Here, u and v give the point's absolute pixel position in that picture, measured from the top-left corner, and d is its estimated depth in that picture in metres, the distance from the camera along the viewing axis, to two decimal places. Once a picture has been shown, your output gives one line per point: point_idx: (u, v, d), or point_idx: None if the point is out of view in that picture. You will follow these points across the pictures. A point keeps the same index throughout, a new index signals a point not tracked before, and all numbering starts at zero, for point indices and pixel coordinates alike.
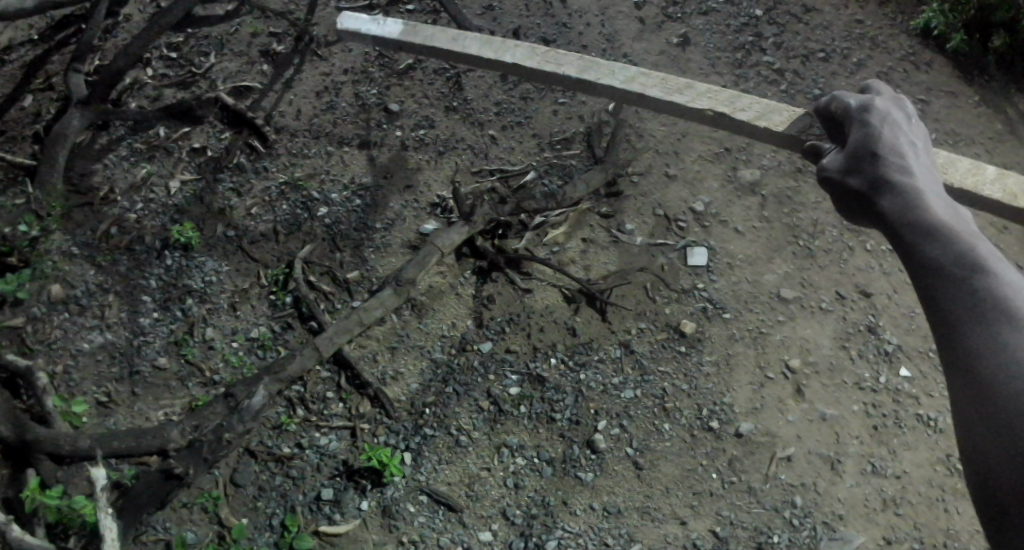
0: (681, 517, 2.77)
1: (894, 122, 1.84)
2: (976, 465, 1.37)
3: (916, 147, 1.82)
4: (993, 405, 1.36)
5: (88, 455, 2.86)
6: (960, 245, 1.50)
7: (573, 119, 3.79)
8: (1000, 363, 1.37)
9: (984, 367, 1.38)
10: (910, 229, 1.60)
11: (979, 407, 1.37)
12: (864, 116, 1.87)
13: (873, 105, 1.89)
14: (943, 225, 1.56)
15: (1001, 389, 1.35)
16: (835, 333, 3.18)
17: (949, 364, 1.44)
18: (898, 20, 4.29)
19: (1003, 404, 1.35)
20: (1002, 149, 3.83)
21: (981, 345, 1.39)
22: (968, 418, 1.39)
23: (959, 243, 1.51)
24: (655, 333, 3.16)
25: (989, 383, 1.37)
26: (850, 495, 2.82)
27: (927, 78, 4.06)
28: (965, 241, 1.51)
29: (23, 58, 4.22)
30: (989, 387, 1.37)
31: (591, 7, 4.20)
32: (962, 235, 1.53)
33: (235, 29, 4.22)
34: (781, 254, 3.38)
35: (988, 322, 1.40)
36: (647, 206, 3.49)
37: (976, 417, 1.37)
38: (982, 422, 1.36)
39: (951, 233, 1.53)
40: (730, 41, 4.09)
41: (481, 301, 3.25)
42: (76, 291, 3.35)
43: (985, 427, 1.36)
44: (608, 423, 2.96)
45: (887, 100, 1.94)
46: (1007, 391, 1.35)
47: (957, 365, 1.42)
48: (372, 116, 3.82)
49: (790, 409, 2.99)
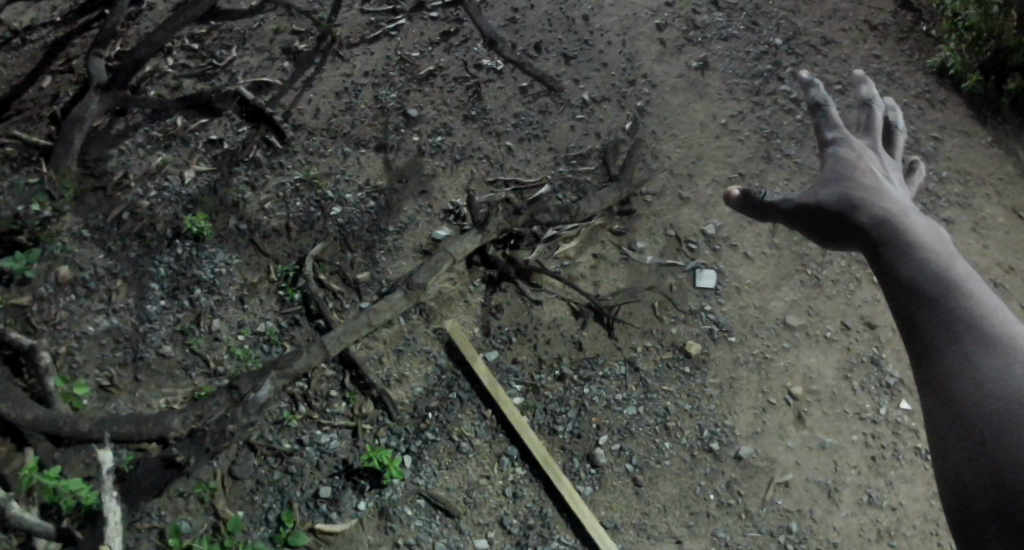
0: (676, 535, 2.78)
1: (866, 197, 1.81)
2: (955, 500, 1.39)
3: (877, 152, 1.98)
4: (974, 433, 1.39)
5: (87, 438, 2.85)
6: (939, 268, 1.62)
7: (590, 135, 3.82)
8: (978, 388, 1.42)
9: (961, 392, 1.44)
10: (946, 315, 1.54)
11: (959, 438, 1.41)
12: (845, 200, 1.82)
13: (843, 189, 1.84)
14: (964, 296, 1.55)
15: (977, 417, 1.40)
16: (838, 364, 3.21)
17: (932, 389, 1.49)
18: (915, 57, 4.34)
19: (984, 431, 1.38)
20: (1012, 190, 3.87)
21: (957, 372, 1.46)
22: (947, 446, 1.43)
23: (942, 267, 1.62)
24: (660, 352, 3.19)
25: (965, 409, 1.42)
26: (845, 523, 2.84)
27: (941, 116, 4.11)
28: (944, 263, 1.63)
29: (45, 39, 4.25)
30: (965, 414, 1.41)
31: (613, 26, 4.25)
32: (937, 253, 1.66)
33: (259, 25, 4.26)
34: (789, 282, 3.41)
35: (968, 348, 1.48)
36: (659, 226, 3.53)
37: (957, 447, 1.41)
38: (962, 453, 1.40)
39: (935, 259, 1.64)
40: (749, 68, 4.14)
41: (490, 309, 3.28)
42: (84, 274, 3.36)
43: (966, 458, 1.39)
44: (609, 439, 2.98)
45: (848, 172, 1.88)
46: (988, 419, 1.39)
47: (935, 391, 1.49)
48: (391, 119, 3.84)
49: (790, 436, 3.01)
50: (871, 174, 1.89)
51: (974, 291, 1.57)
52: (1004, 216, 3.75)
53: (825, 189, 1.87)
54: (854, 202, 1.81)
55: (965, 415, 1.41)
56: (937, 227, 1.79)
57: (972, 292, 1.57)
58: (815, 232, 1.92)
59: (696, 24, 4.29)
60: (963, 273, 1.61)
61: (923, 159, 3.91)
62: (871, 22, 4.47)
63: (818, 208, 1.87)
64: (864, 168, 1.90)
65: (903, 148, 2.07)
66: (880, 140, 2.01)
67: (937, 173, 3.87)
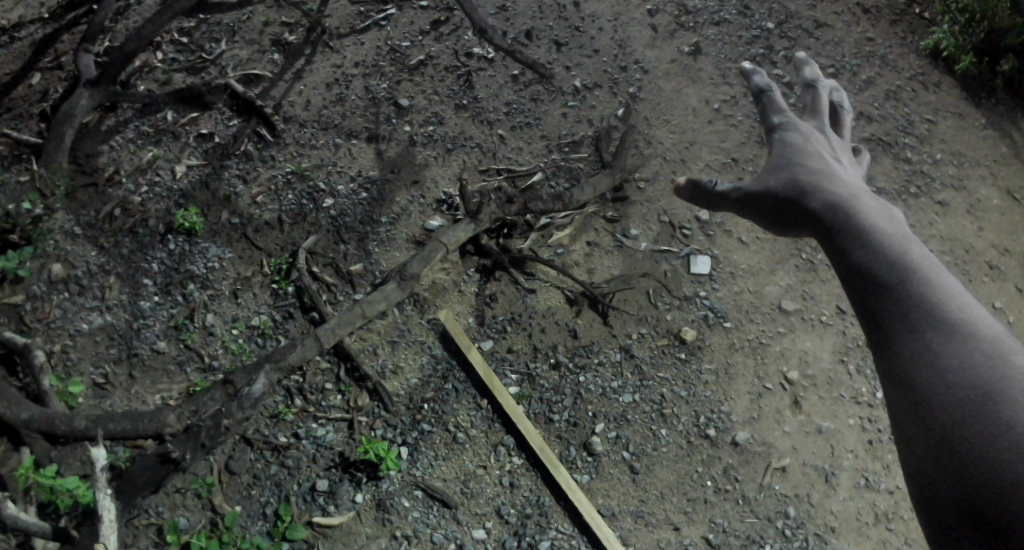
0: (674, 522, 2.79)
1: (817, 182, 1.90)
2: (921, 491, 1.44)
3: (825, 134, 2.08)
4: (932, 423, 1.44)
5: (82, 435, 2.84)
6: (891, 251, 1.68)
7: (582, 122, 3.80)
8: (940, 378, 1.46)
9: (923, 383, 1.48)
10: (898, 296, 1.59)
11: (924, 430, 1.45)
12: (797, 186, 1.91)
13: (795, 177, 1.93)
14: (916, 277, 1.61)
15: (941, 408, 1.44)
16: (834, 347, 3.20)
17: (891, 376, 1.54)
18: (908, 39, 4.32)
19: (950, 425, 1.42)
20: (1006, 171, 3.85)
21: (915, 358, 1.51)
22: (913, 438, 1.46)
23: (893, 249, 1.68)
24: (655, 339, 3.18)
25: (928, 401, 1.46)
26: (843, 507, 2.84)
27: (935, 98, 4.09)
28: (896, 245, 1.69)
29: (32, 36, 4.22)
30: (929, 406, 1.45)
31: (604, 12, 4.22)
32: (889, 236, 1.72)
33: (248, 17, 4.23)
34: (784, 266, 3.39)
35: (926, 335, 1.52)
36: (652, 213, 3.51)
37: (920, 441, 1.45)
38: (926, 446, 1.44)
39: (883, 238, 1.72)
40: (742, 52, 4.12)
41: (484, 299, 3.26)
42: (76, 271, 3.35)
43: (930, 450, 1.43)
44: (606, 426, 2.97)
45: (798, 157, 1.98)
46: (951, 410, 1.43)
47: (897, 380, 1.53)
48: (382, 110, 3.82)
49: (787, 420, 3.01)
50: (821, 159, 1.98)
51: (926, 271, 1.63)
52: (998, 197, 3.74)
53: (778, 179, 1.96)
54: (804, 190, 1.89)
55: (928, 407, 1.46)
56: (886, 205, 1.86)
57: (924, 273, 1.62)
58: (772, 220, 2.01)
59: (688, 9, 4.26)
60: (915, 253, 1.67)
61: (917, 141, 3.89)
62: (864, 4, 4.44)
63: (772, 196, 1.96)
64: (814, 154, 1.99)
65: (850, 128, 2.15)
66: (826, 121, 2.12)
67: (931, 155, 3.85)
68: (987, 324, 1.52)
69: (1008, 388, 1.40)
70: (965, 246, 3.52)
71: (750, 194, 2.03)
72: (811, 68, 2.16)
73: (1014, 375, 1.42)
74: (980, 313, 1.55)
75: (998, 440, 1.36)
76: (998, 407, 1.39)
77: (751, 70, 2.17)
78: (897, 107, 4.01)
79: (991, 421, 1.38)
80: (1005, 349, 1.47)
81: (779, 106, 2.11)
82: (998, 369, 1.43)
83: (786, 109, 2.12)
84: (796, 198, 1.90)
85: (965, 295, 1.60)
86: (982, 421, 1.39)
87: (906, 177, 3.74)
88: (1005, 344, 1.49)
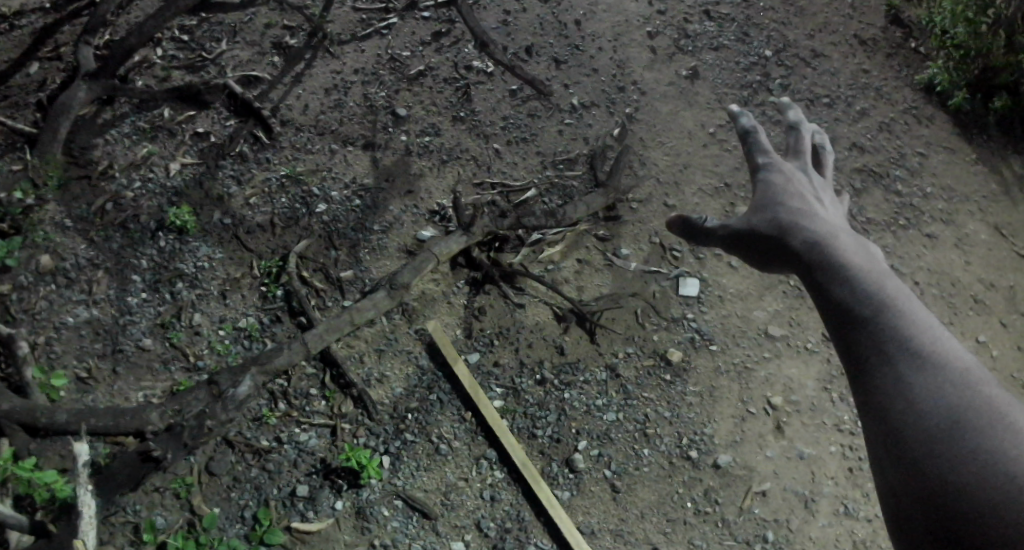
0: (653, 542, 2.79)
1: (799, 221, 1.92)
2: (895, 517, 1.45)
3: (809, 175, 2.09)
4: (903, 450, 1.46)
5: (63, 429, 2.81)
6: (866, 286, 1.71)
7: (577, 140, 3.83)
8: (915, 408, 1.49)
9: (897, 413, 1.50)
10: (874, 332, 1.62)
11: (897, 457, 1.47)
12: (782, 227, 1.93)
13: (779, 217, 1.95)
14: (891, 311, 1.64)
15: (914, 435, 1.46)
16: (818, 375, 3.22)
17: (866, 405, 1.57)
18: (903, 73, 4.38)
19: (921, 451, 1.44)
20: (996, 209, 3.89)
21: (889, 388, 1.54)
22: (887, 466, 1.48)
23: (870, 284, 1.71)
24: (641, 359, 3.20)
25: (903, 428, 1.48)
26: (821, 533, 2.86)
27: (928, 132, 4.15)
28: (872, 280, 1.73)
29: (32, 25, 4.21)
30: (902, 433, 1.48)
31: (605, 32, 4.26)
32: (865, 270, 1.76)
33: (249, 18, 4.25)
34: (772, 292, 3.42)
35: (900, 366, 1.55)
36: (644, 233, 3.54)
37: (892, 467, 1.47)
38: (896, 472, 1.46)
39: (861, 274, 1.75)
40: (738, 79, 4.16)
41: (473, 311, 3.28)
42: (65, 263, 3.33)
43: (903, 476, 1.45)
44: (588, 444, 2.99)
45: (783, 198, 1.99)
46: (924, 439, 1.45)
47: (874, 410, 1.55)
48: (379, 118, 3.84)
49: (770, 445, 3.02)
50: (802, 199, 1.99)
51: (904, 305, 1.66)
52: (986, 232, 3.79)
53: (760, 216, 1.98)
54: (786, 227, 1.92)
55: (902, 435, 1.48)
56: (863, 243, 1.90)
57: (900, 307, 1.65)
58: (755, 256, 2.03)
59: (687, 33, 4.31)
60: (890, 288, 1.71)
61: (908, 174, 3.94)
62: (862, 36, 4.50)
63: (754, 232, 1.99)
64: (795, 192, 2.01)
65: (831, 168, 2.17)
66: (809, 163, 2.14)
67: (922, 189, 3.90)
68: (960, 358, 1.55)
69: (979, 417, 1.43)
70: (952, 280, 3.57)
71: (733, 230, 2.06)
72: (795, 110, 2.20)
73: (982, 404, 1.45)
74: (953, 346, 1.58)
75: (968, 466, 1.38)
76: (966, 435, 1.41)
77: (738, 112, 2.17)
78: (889, 140, 4.06)
79: (960, 450, 1.40)
80: (975, 381, 1.50)
81: (763, 147, 2.13)
82: (968, 400, 1.46)
83: (771, 151, 2.13)
84: (780, 238, 1.92)
85: (941, 329, 1.63)
86: (952, 447, 1.41)
87: (896, 210, 3.79)
88: (976, 376, 1.52)
